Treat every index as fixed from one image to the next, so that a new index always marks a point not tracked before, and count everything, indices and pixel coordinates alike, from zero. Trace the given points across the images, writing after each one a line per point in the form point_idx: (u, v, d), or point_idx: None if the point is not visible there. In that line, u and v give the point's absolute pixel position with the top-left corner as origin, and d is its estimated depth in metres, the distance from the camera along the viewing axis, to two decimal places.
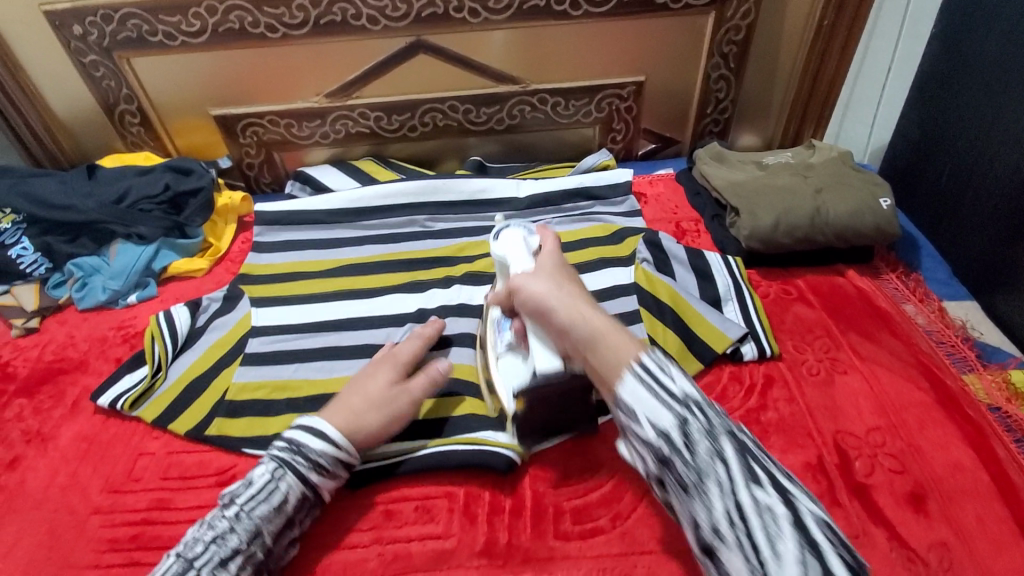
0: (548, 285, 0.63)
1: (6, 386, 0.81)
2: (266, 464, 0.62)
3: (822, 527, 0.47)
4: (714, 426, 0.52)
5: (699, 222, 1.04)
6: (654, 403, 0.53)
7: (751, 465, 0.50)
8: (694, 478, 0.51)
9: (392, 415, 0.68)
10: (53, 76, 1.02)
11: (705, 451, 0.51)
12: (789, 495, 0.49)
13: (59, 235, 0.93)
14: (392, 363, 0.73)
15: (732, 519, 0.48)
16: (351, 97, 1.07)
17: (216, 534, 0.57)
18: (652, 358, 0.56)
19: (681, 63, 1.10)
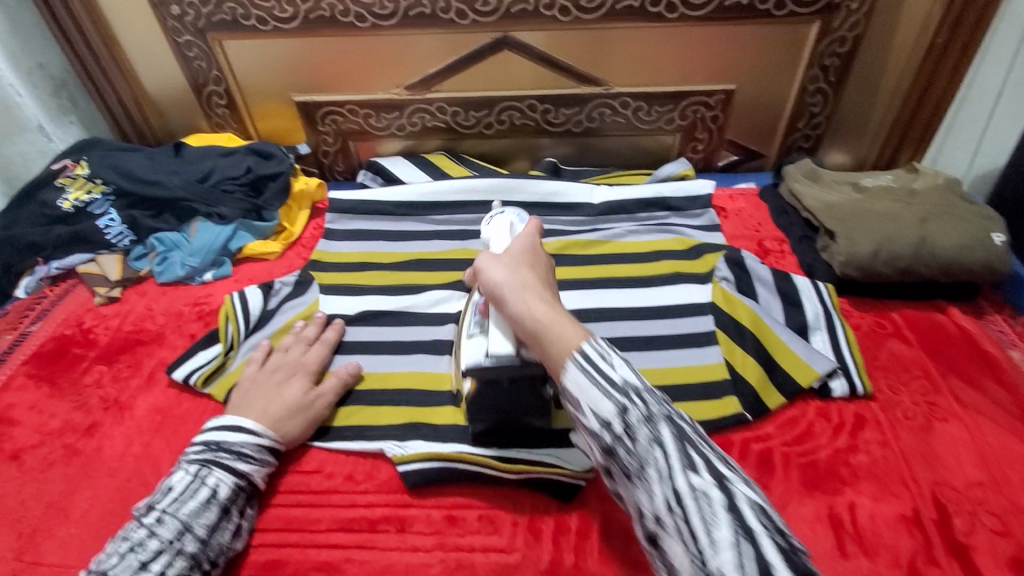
0: (508, 273, 0.60)
1: (89, 352, 0.84)
2: (185, 468, 0.62)
3: (762, 516, 0.45)
4: (652, 411, 0.50)
5: (784, 242, 0.98)
6: (596, 394, 0.51)
7: (688, 451, 0.48)
8: (639, 466, 0.49)
9: (310, 418, 0.71)
10: (147, 53, 1.04)
11: (645, 438, 0.49)
12: (725, 478, 0.46)
13: (144, 210, 0.96)
14: (302, 368, 0.74)
15: (670, 506, 0.47)
16: (431, 90, 1.06)
17: (133, 542, 0.56)
18: (595, 347, 0.52)
19: (777, 73, 1.04)
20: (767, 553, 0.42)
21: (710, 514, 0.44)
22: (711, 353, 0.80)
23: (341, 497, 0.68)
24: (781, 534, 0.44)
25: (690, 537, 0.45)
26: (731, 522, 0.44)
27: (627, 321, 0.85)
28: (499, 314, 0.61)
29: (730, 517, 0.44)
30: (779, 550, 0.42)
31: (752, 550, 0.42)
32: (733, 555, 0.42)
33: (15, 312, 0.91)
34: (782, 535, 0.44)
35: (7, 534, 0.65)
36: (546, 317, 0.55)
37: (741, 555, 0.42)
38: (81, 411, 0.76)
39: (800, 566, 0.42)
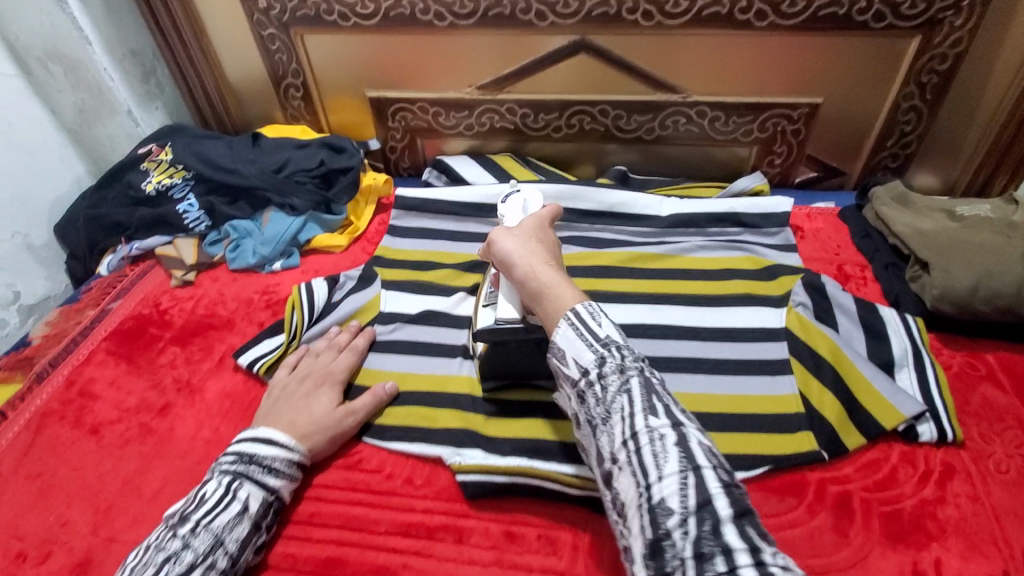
0: (519, 245, 0.63)
1: (164, 333, 0.87)
2: (218, 479, 0.61)
3: (710, 456, 0.47)
4: (626, 363, 0.52)
5: (866, 269, 0.92)
6: (581, 346, 0.54)
7: (652, 398, 0.50)
8: (606, 409, 0.52)
9: (337, 434, 0.70)
10: (232, 44, 1.07)
11: (614, 386, 0.52)
12: (682, 424, 0.49)
13: (221, 197, 0.98)
14: (328, 377, 0.74)
15: (626, 443, 0.49)
16: (503, 91, 1.05)
17: (169, 553, 0.55)
18: (586, 308, 0.55)
19: (868, 89, 0.98)
20: (712, 489, 0.45)
21: (662, 451, 0.47)
22: (784, 383, 0.76)
23: (401, 500, 0.68)
24: (726, 473, 0.47)
25: (641, 471, 0.47)
26: (680, 458, 0.47)
27: (696, 341, 0.82)
28: (507, 281, 0.64)
29: (680, 453, 0.47)
30: (722, 487, 0.45)
31: (697, 484, 0.45)
32: (678, 486, 0.45)
33: (98, 289, 0.96)
34: (729, 477, 0.47)
35: (86, 507, 0.68)
36: (547, 286, 0.58)
37: (687, 487, 0.45)
38: (155, 391, 0.79)
39: (737, 501, 0.45)
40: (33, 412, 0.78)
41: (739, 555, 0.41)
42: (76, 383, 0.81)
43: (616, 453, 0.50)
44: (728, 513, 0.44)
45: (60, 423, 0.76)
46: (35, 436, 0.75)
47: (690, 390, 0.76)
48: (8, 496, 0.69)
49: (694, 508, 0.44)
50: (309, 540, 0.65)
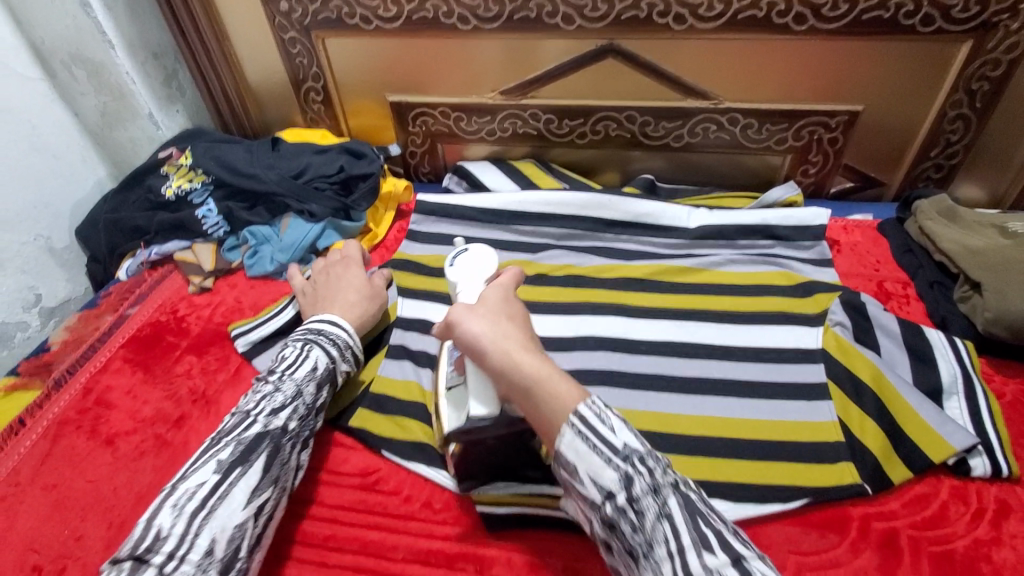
0: (490, 325, 0.53)
1: (181, 341, 0.86)
2: (294, 346, 0.68)
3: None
4: (658, 481, 0.47)
5: (908, 286, 0.88)
6: (598, 462, 0.47)
7: (699, 526, 0.45)
8: (644, 540, 0.46)
9: (380, 300, 0.80)
10: (253, 48, 1.06)
11: (651, 512, 0.46)
12: (738, 553, 0.44)
13: (240, 202, 0.97)
14: (353, 261, 0.83)
15: None
16: (526, 96, 1.02)
17: (264, 393, 0.63)
18: (591, 408, 0.48)
19: (912, 96, 0.93)
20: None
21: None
22: (822, 409, 0.71)
23: (419, 525, 0.65)
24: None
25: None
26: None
27: (727, 361, 0.78)
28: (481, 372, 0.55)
29: None
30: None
31: None
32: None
33: (117, 293, 0.95)
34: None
35: (100, 522, 0.67)
36: (538, 377, 0.50)
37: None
38: (171, 401, 0.78)
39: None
40: (49, 420, 0.77)
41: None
42: (93, 391, 0.80)
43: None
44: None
45: (76, 433, 0.75)
46: (52, 446, 0.74)
47: (722, 414, 0.72)
48: (23, 508, 0.68)
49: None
50: (326, 564, 0.63)
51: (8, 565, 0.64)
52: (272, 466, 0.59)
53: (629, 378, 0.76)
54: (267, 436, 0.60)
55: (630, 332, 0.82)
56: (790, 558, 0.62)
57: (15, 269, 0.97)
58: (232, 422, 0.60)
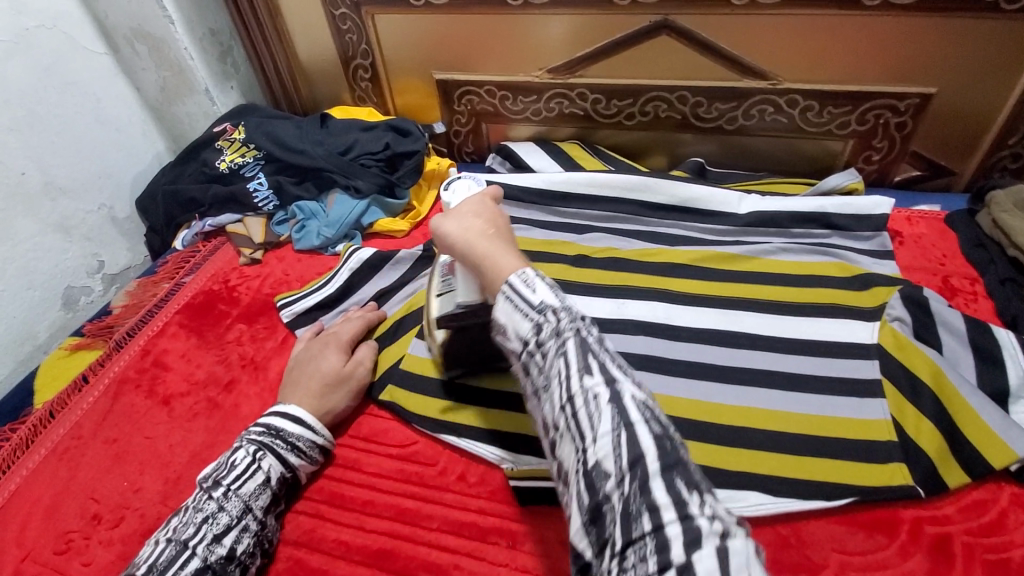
0: (462, 219, 0.55)
1: (232, 309, 0.89)
2: (244, 447, 0.62)
3: (644, 414, 0.40)
4: (562, 324, 0.44)
5: (976, 282, 0.82)
6: (514, 314, 0.46)
7: (590, 356, 0.42)
8: (541, 378, 0.44)
9: (352, 387, 0.72)
10: (304, 25, 1.07)
11: (552, 349, 0.43)
12: (616, 380, 0.41)
13: (289, 177, 1.00)
14: (336, 341, 0.75)
15: (563, 408, 0.41)
16: (574, 74, 1.00)
17: (206, 514, 0.57)
18: (521, 273, 0.47)
19: (991, 76, 0.86)
20: (642, 443, 0.38)
21: (595, 411, 0.40)
22: (874, 408, 0.68)
23: (454, 497, 0.66)
24: (660, 425, 0.40)
25: (578, 438, 0.40)
26: (614, 416, 0.40)
27: (774, 352, 0.75)
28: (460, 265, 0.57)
29: (615, 412, 0.39)
30: (652, 441, 0.38)
31: (632, 448, 0.38)
32: (611, 444, 0.39)
33: (174, 262, 0.99)
34: (676, 438, 0.40)
35: (156, 478, 0.70)
36: (485, 255, 0.50)
37: (618, 446, 0.39)
38: (222, 366, 0.82)
39: (670, 451, 0.38)
40: (110, 379, 0.82)
41: (666, 506, 0.36)
42: (151, 353, 0.84)
43: (554, 418, 0.43)
44: (655, 466, 0.37)
45: (135, 392, 0.80)
46: (113, 402, 0.79)
47: (768, 406, 0.70)
48: (86, 459, 0.73)
49: (627, 467, 0.38)
50: (362, 529, 0.64)
51: (74, 509, 0.68)
52: None
53: (670, 363, 0.75)
54: (208, 570, 0.54)
55: (673, 318, 0.80)
56: (832, 557, 0.61)
57: (82, 235, 1.03)
58: (166, 555, 0.54)
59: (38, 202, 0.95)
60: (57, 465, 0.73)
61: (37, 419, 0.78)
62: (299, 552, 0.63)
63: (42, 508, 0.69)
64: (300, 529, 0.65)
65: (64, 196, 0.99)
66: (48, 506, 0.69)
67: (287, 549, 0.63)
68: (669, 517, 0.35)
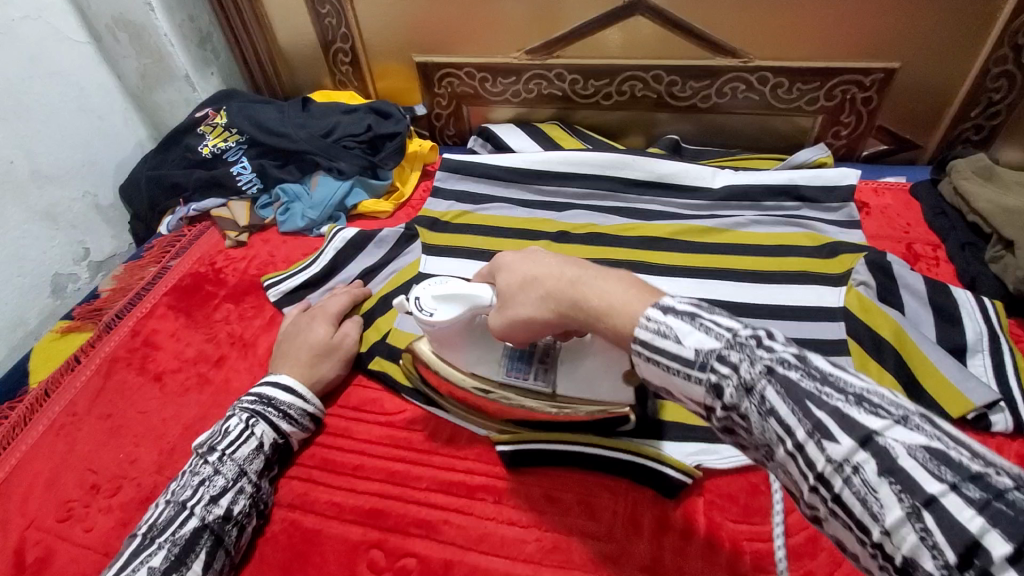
0: (533, 292, 0.50)
1: (219, 290, 0.91)
2: (238, 415, 0.64)
3: (927, 460, 0.31)
4: (746, 377, 0.38)
5: (938, 248, 0.86)
6: (678, 380, 0.41)
7: (808, 410, 0.35)
8: (761, 440, 0.39)
9: (341, 357, 0.74)
10: (284, 10, 1.08)
11: (754, 413, 0.38)
12: (870, 430, 0.33)
13: (272, 160, 1.01)
14: (324, 314, 0.77)
15: (815, 484, 0.35)
16: (552, 55, 1.02)
17: (202, 478, 0.60)
18: (653, 318, 0.42)
19: (953, 49, 0.89)
20: (964, 520, 0.29)
21: (866, 488, 0.33)
22: (841, 364, 0.72)
23: (442, 459, 0.68)
24: (960, 469, 0.31)
25: (856, 524, 0.33)
26: (890, 484, 0.32)
27: (746, 317, 0.78)
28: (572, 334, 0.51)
29: (887, 483, 0.32)
30: (971, 507, 0.29)
31: (934, 521, 0.30)
32: (914, 532, 0.31)
33: (160, 246, 1.00)
34: (995, 468, 0.31)
35: (150, 449, 0.72)
36: (601, 301, 0.44)
37: (920, 528, 0.31)
38: (211, 344, 0.83)
39: (1003, 516, 0.29)
40: (102, 358, 0.83)
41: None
42: (141, 333, 0.86)
43: (808, 498, 0.37)
44: (1002, 547, 0.28)
45: (127, 370, 0.81)
46: (106, 380, 0.80)
47: None
48: (83, 434, 0.74)
49: (945, 549, 0.30)
50: (352, 492, 0.66)
51: (71, 482, 0.70)
52: (216, 556, 0.57)
53: None
54: (206, 529, 0.57)
55: (651, 288, 0.83)
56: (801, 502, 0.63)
57: (67, 222, 1.03)
58: (166, 516, 0.57)
59: (24, 189, 0.95)
60: (54, 440, 0.74)
61: (32, 398, 0.79)
62: (293, 515, 0.65)
63: (42, 479, 0.70)
64: (293, 492, 0.67)
65: (51, 184, 0.99)
66: (49, 478, 0.70)
67: (279, 512, 0.65)
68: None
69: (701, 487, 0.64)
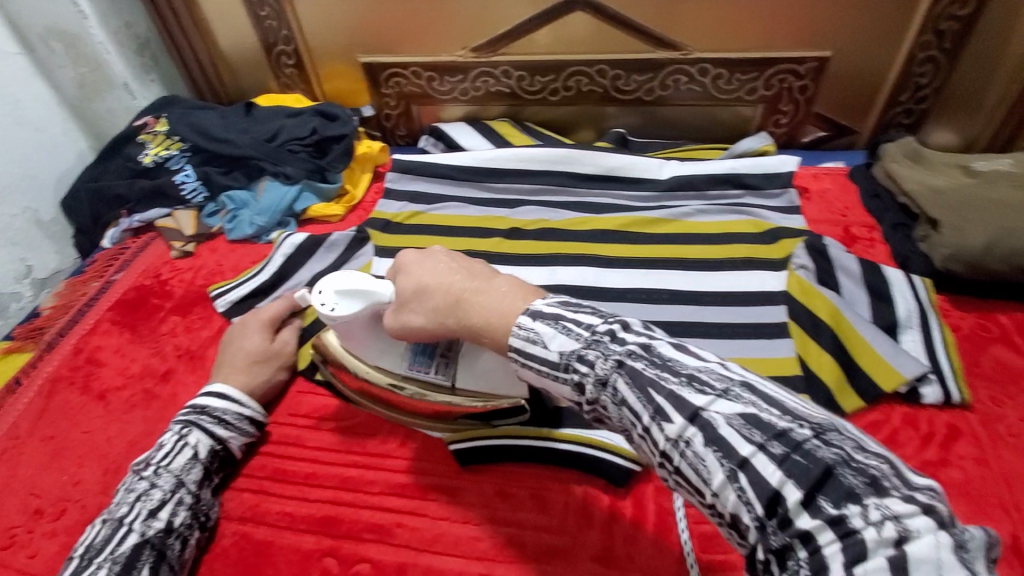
0: (422, 297, 0.55)
1: (165, 302, 0.89)
2: (172, 428, 0.65)
3: (743, 428, 0.36)
4: (599, 372, 0.42)
5: (874, 230, 0.89)
6: (548, 380, 0.45)
7: (648, 396, 0.39)
8: (620, 425, 0.43)
9: (281, 362, 0.74)
10: (222, 13, 1.06)
11: (611, 402, 0.42)
12: (696, 406, 0.38)
13: (217, 167, 0.99)
14: (259, 319, 0.75)
15: (664, 460, 0.40)
16: (497, 52, 1.02)
17: (138, 493, 0.59)
18: (523, 329, 0.46)
19: (879, 37, 0.93)
20: (767, 476, 0.34)
21: (697, 459, 0.37)
22: (783, 346, 0.74)
23: (396, 462, 0.68)
24: (764, 429, 0.35)
25: (695, 490, 0.38)
26: (715, 453, 0.36)
27: (692, 305, 0.80)
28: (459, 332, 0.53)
29: (715, 453, 0.36)
30: (777, 466, 0.34)
31: (751, 480, 0.35)
32: (735, 492, 0.36)
33: (103, 260, 0.97)
34: (797, 422, 0.36)
35: (95, 469, 0.70)
36: (478, 316, 0.49)
37: (739, 488, 0.35)
38: (157, 358, 0.81)
39: (801, 470, 0.34)
40: (44, 379, 0.80)
41: (819, 531, 0.33)
42: (84, 351, 0.83)
43: (663, 472, 0.41)
44: (796, 495, 0.34)
45: (70, 389, 0.79)
46: (47, 401, 0.78)
47: None
48: (24, 458, 0.72)
49: (760, 504, 0.35)
50: (305, 500, 0.66)
51: (12, 508, 0.67)
52: (160, 571, 0.56)
53: None
54: (148, 543, 0.56)
55: (602, 281, 0.84)
56: None
57: (6, 240, 0.99)
58: (105, 534, 0.57)
59: None
60: None
61: None
62: (245, 527, 0.64)
63: None
64: (244, 505, 0.66)
65: None
66: None
67: (230, 525, 0.65)
68: (828, 540, 0.32)
69: (650, 474, 0.65)
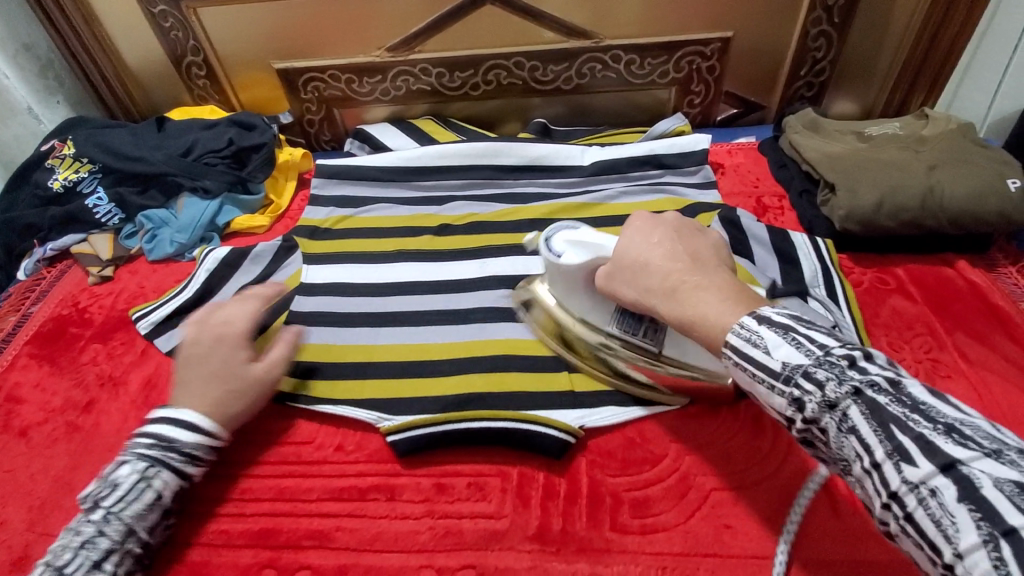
0: (653, 274, 0.55)
1: (85, 331, 0.85)
2: (133, 464, 0.60)
3: (1016, 495, 0.34)
4: (831, 396, 0.42)
5: (783, 199, 0.95)
6: (761, 389, 0.46)
7: (890, 432, 0.39)
8: (838, 455, 0.43)
9: (256, 393, 0.68)
10: (124, 27, 1.02)
11: (833, 428, 0.42)
12: (953, 459, 0.37)
13: (130, 186, 0.95)
14: (238, 334, 0.69)
15: (889, 500, 0.39)
16: (413, 50, 1.02)
17: (86, 539, 0.56)
18: (742, 328, 0.47)
19: (774, 16, 0.98)
20: None
21: (942, 511, 0.36)
22: None
23: (332, 467, 0.68)
24: None
25: (929, 545, 0.37)
26: (969, 511, 0.35)
27: None
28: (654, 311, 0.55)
29: (969, 510, 0.35)
30: None
31: (1003, 548, 0.33)
32: (987, 559, 0.34)
33: (17, 294, 0.93)
34: None
35: (18, 508, 0.67)
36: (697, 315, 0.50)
37: (994, 555, 0.33)
38: (79, 389, 0.78)
39: None
40: None
41: None
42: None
43: (881, 512, 0.40)
44: None
45: None
46: None
47: None
48: None
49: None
50: (241, 515, 0.65)
51: None
52: None
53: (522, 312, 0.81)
54: None
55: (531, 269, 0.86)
56: (671, 446, 0.67)
57: None
58: None
59: None
60: None
61: None
62: (179, 550, 0.63)
63: None
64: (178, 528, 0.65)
65: None
66: None
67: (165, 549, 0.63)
68: None
69: (583, 448, 0.68)
